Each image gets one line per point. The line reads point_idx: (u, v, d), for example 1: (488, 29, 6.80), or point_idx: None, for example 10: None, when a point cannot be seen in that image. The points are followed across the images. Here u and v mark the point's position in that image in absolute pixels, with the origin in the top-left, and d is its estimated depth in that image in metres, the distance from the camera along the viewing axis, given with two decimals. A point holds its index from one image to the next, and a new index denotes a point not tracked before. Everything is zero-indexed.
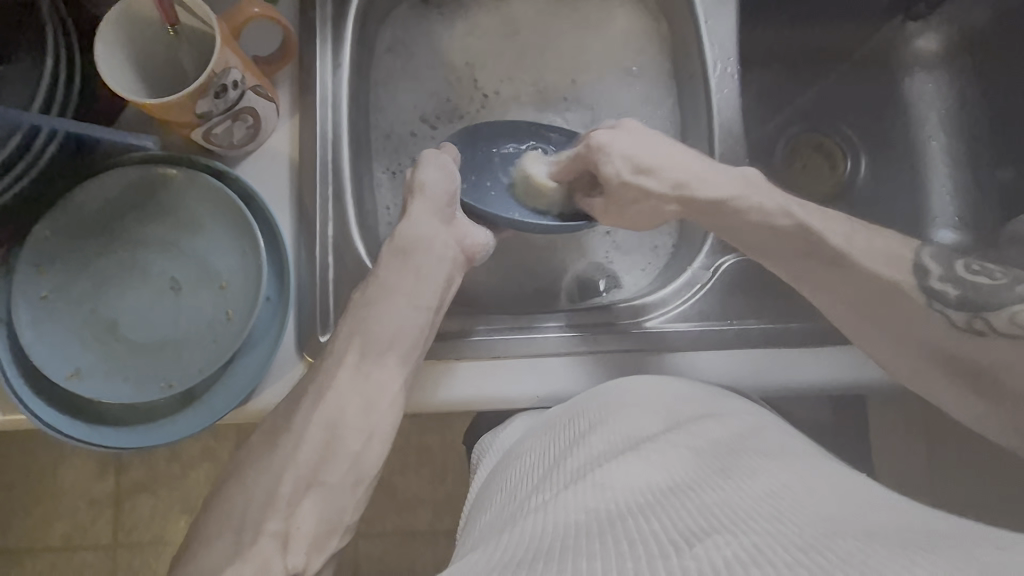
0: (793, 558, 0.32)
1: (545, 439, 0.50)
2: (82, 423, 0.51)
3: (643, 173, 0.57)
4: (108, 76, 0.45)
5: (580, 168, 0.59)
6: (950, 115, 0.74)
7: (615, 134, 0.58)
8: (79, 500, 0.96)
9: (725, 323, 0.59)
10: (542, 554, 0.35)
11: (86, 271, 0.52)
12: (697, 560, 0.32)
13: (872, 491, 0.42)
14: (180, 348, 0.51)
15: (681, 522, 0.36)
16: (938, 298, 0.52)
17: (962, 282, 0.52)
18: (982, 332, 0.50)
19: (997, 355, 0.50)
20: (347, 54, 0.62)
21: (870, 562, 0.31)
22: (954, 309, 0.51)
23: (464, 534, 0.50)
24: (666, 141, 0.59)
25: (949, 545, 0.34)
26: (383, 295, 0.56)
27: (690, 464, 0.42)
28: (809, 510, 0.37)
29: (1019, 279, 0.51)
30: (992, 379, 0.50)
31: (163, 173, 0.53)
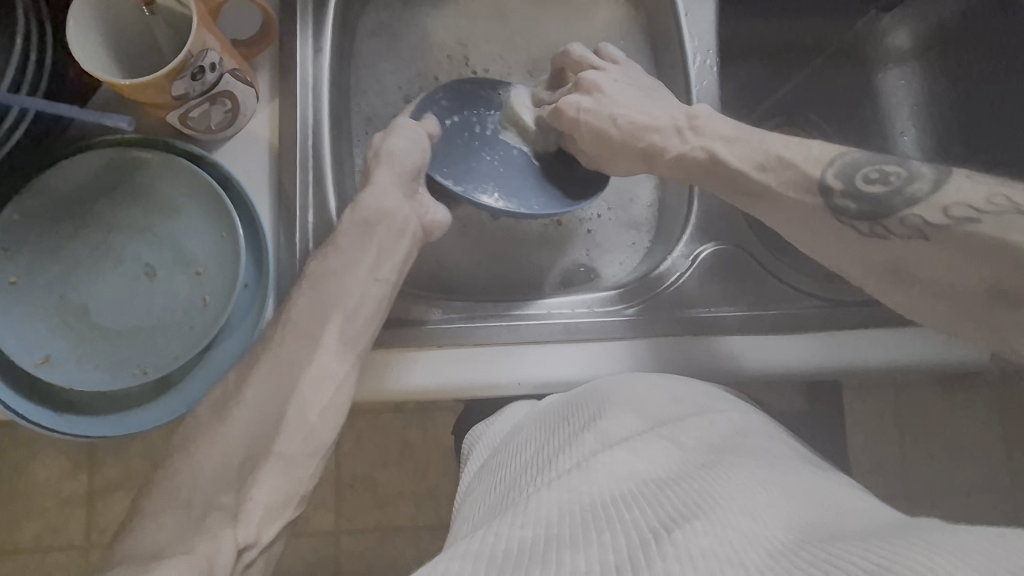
0: (766, 559, 0.33)
1: (533, 437, 0.50)
2: (52, 411, 0.50)
3: (621, 141, 0.61)
4: (80, 58, 0.44)
5: (562, 128, 0.64)
6: (921, 110, 0.75)
7: (580, 101, 0.63)
8: (48, 498, 0.93)
9: (703, 308, 0.59)
10: (526, 544, 0.36)
11: (57, 256, 0.50)
12: (676, 548, 0.33)
13: (844, 489, 0.43)
14: (156, 334, 0.51)
15: (663, 513, 0.37)
16: (840, 214, 0.50)
17: (860, 194, 0.50)
18: (886, 236, 0.49)
19: (913, 258, 0.48)
20: (327, 40, 0.61)
21: (838, 557, 0.32)
22: (855, 222, 0.50)
23: (454, 525, 0.51)
24: (627, 94, 0.63)
25: (923, 534, 0.34)
26: (339, 269, 0.55)
27: (675, 461, 0.42)
28: (787, 509, 0.38)
29: (912, 179, 0.49)
30: (908, 276, 0.49)
31: (138, 156, 0.52)
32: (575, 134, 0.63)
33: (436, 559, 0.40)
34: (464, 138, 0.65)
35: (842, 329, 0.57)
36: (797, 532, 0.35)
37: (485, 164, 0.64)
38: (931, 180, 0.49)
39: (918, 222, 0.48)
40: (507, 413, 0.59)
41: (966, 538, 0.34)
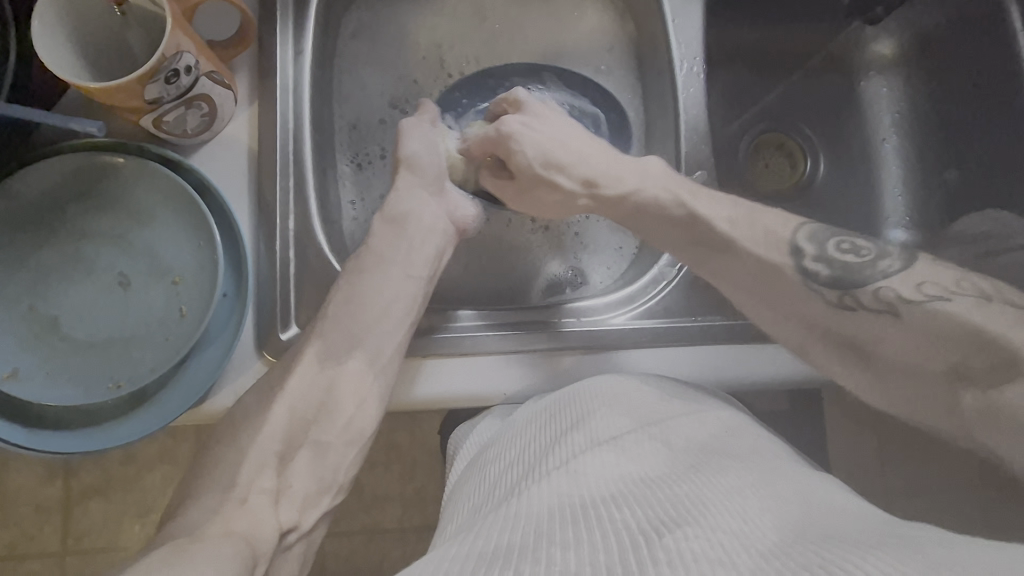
0: (755, 561, 0.32)
1: (520, 433, 0.49)
2: (20, 427, 0.48)
3: (555, 169, 0.60)
4: (49, 62, 0.42)
5: (493, 151, 0.62)
6: (904, 117, 0.76)
7: (522, 119, 0.61)
8: (22, 506, 0.91)
9: (691, 318, 0.59)
10: (516, 545, 0.35)
11: (25, 265, 0.48)
12: (667, 553, 0.33)
13: (831, 490, 0.43)
14: (130, 346, 0.49)
15: (653, 514, 0.36)
16: (811, 278, 0.52)
17: (833, 261, 0.52)
18: (852, 308, 0.50)
19: (869, 329, 0.49)
20: (309, 42, 0.60)
21: (831, 562, 0.32)
22: (825, 287, 0.51)
23: (439, 524, 0.50)
24: (569, 127, 0.62)
25: (910, 543, 0.34)
26: (372, 265, 0.58)
27: (665, 461, 0.42)
28: (775, 509, 0.38)
29: (882, 255, 0.51)
30: (869, 352, 0.49)
31: (111, 161, 0.50)
32: (516, 157, 0.60)
33: (426, 561, 0.39)
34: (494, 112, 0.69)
35: None
36: (788, 535, 0.35)
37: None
38: (898, 257, 0.51)
39: (891, 296, 0.48)
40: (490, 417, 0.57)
41: (961, 552, 0.33)
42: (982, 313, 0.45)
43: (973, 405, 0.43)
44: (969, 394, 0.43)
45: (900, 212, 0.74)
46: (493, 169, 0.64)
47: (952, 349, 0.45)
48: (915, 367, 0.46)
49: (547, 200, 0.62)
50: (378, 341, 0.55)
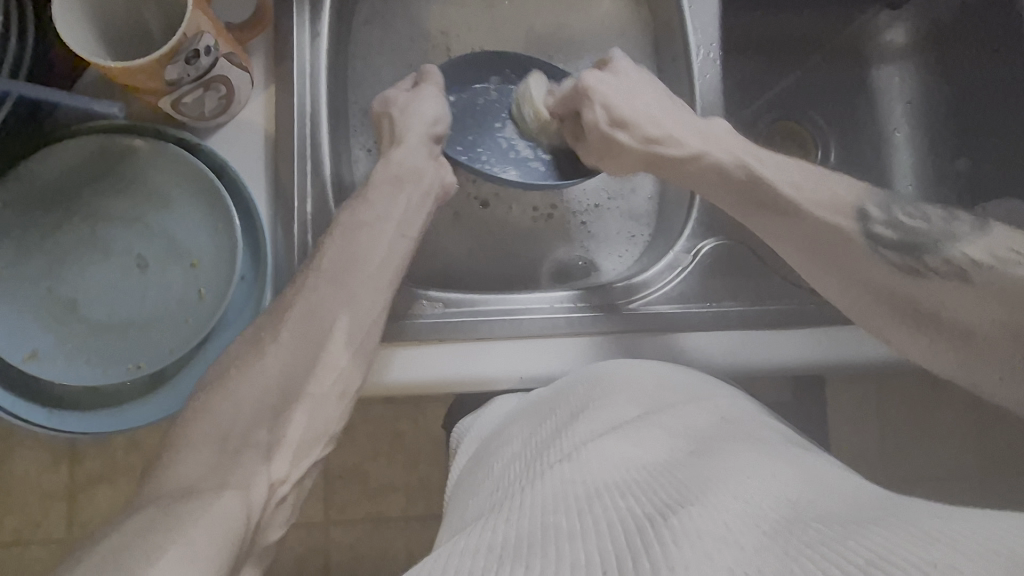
0: (759, 541, 0.32)
1: (526, 426, 0.49)
2: (40, 407, 0.48)
3: (620, 125, 0.59)
4: (70, 43, 0.42)
5: (572, 108, 0.62)
6: (916, 107, 0.76)
7: (603, 76, 0.61)
8: (30, 492, 0.91)
9: (704, 304, 0.59)
10: (526, 535, 0.35)
11: (43, 247, 0.48)
12: (672, 534, 0.32)
13: (830, 469, 0.42)
14: (149, 328, 0.49)
15: (658, 499, 0.36)
16: (878, 243, 0.51)
17: (899, 226, 0.51)
18: (924, 273, 0.49)
19: (933, 293, 0.48)
20: (325, 24, 0.59)
21: (830, 542, 0.31)
22: (894, 252, 0.50)
23: (449, 512, 0.51)
24: (649, 85, 0.61)
25: (910, 517, 0.34)
26: (370, 230, 0.56)
27: (666, 449, 0.42)
28: (778, 489, 0.37)
29: (951, 220, 0.52)
30: (934, 317, 0.48)
31: (129, 144, 0.50)
32: (586, 112, 0.60)
33: (434, 555, 0.39)
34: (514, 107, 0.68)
35: (843, 324, 0.57)
36: (789, 515, 0.34)
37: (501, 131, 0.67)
38: (970, 221, 0.52)
39: (961, 260, 0.48)
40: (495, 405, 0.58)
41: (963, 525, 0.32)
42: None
43: None
44: None
45: (912, 203, 0.74)
46: (569, 128, 0.63)
47: (1011, 312, 0.44)
48: (974, 332, 0.46)
49: (613, 160, 0.61)
50: (357, 306, 0.53)
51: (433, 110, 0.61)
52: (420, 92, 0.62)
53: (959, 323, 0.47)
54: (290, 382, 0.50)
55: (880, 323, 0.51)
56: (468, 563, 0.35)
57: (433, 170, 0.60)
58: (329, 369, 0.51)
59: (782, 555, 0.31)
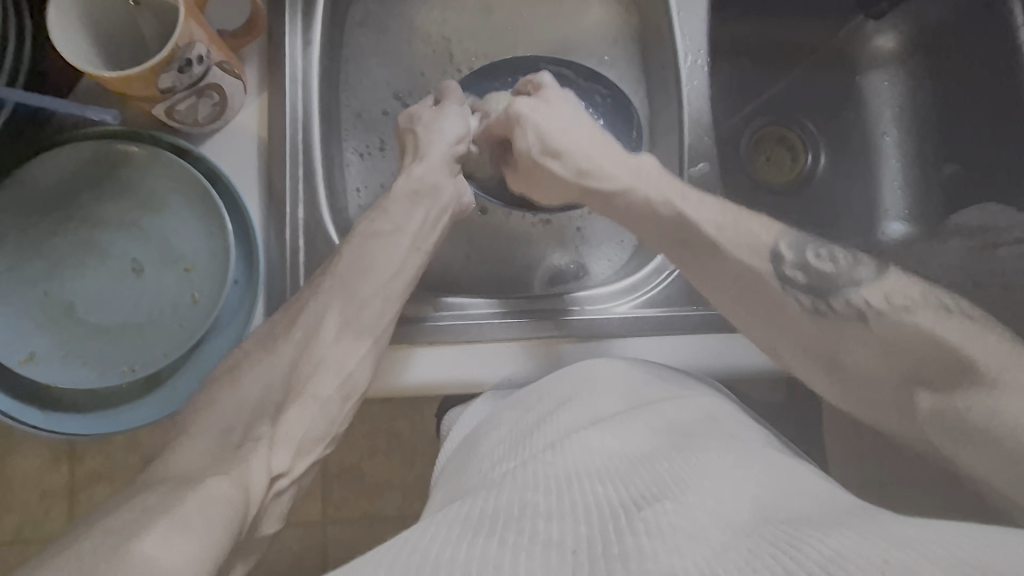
0: (729, 539, 0.32)
1: (514, 412, 0.51)
2: (37, 408, 0.49)
3: (552, 155, 0.59)
4: (66, 52, 0.43)
5: (502, 134, 0.62)
6: (904, 110, 0.77)
7: (533, 103, 0.60)
8: (30, 490, 0.92)
9: (692, 307, 0.60)
10: (502, 513, 0.37)
11: (40, 251, 0.49)
12: (645, 525, 0.34)
13: (804, 473, 0.43)
14: (145, 331, 0.50)
15: (635, 491, 0.37)
16: (788, 283, 0.51)
17: (810, 268, 0.51)
18: (825, 313, 0.50)
19: (838, 335, 0.48)
20: (318, 32, 0.60)
21: (797, 540, 0.32)
22: (801, 293, 0.50)
23: (432, 492, 0.52)
24: (575, 113, 0.61)
25: (877, 525, 0.34)
26: (367, 234, 0.57)
27: (648, 440, 0.43)
28: (753, 492, 0.38)
29: (856, 263, 0.51)
30: (837, 361, 0.48)
31: (124, 150, 0.51)
32: (519, 137, 0.60)
33: (417, 527, 0.40)
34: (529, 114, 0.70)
35: None
36: (760, 513, 0.35)
37: None
38: (876, 267, 0.50)
39: (861, 302, 0.48)
40: (477, 407, 0.57)
41: (929, 533, 0.33)
42: (952, 328, 0.43)
43: (929, 406, 0.42)
44: (925, 394, 0.43)
45: (898, 208, 0.75)
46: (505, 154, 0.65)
47: (907, 359, 0.45)
48: (875, 376, 0.46)
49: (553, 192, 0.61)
50: (345, 305, 0.54)
51: (454, 128, 0.62)
52: (442, 109, 0.63)
53: (861, 370, 0.47)
54: (279, 381, 0.51)
55: (793, 357, 0.51)
56: (444, 534, 0.36)
57: (451, 186, 0.61)
58: (318, 372, 0.52)
59: (750, 551, 0.31)
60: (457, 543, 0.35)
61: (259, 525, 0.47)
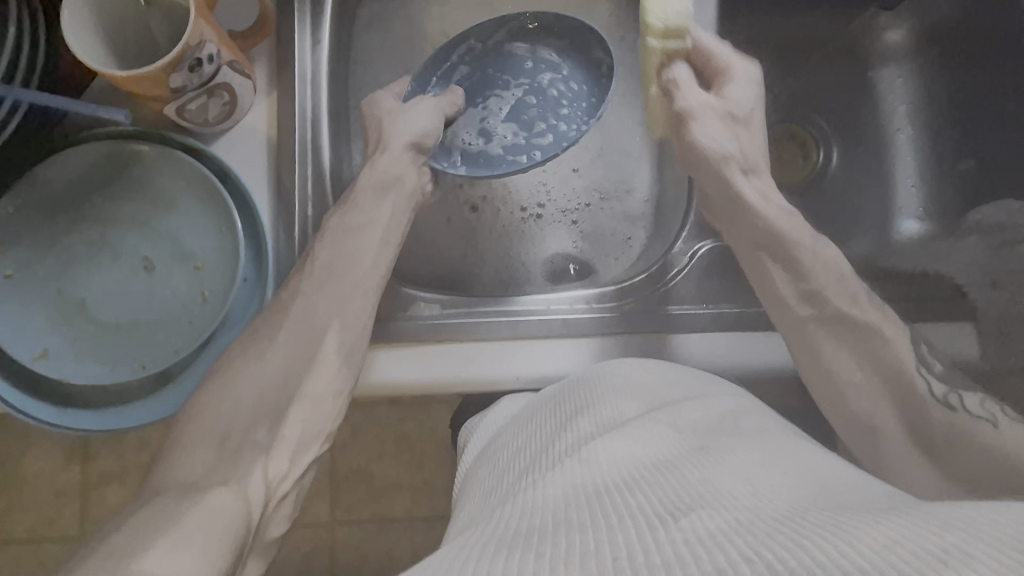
0: (772, 529, 0.31)
1: (532, 425, 0.49)
2: (50, 405, 0.49)
3: (697, 115, 0.58)
4: (79, 53, 0.44)
5: (673, 72, 0.59)
6: (916, 107, 0.75)
7: (734, 61, 0.60)
8: (45, 490, 0.93)
9: (702, 305, 0.60)
10: (534, 530, 0.35)
11: (54, 250, 0.50)
12: (683, 530, 0.32)
13: (837, 467, 0.41)
14: (155, 328, 0.50)
15: (667, 495, 0.35)
16: (927, 367, 0.51)
17: (946, 371, 0.51)
18: (954, 406, 0.49)
19: (955, 429, 0.47)
20: (326, 32, 0.61)
21: (840, 529, 0.31)
22: (937, 379, 0.50)
23: (454, 513, 0.50)
24: (739, 83, 0.59)
25: (910, 511, 0.33)
26: (358, 228, 0.56)
27: (672, 444, 0.41)
28: (788, 489, 0.36)
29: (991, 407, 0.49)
30: (937, 448, 0.47)
31: (136, 149, 0.51)
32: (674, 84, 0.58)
33: (442, 552, 0.38)
34: (514, 92, 0.64)
35: None
36: (799, 508, 0.34)
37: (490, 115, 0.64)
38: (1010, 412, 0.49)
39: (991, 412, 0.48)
40: (499, 408, 0.57)
41: (952, 517, 0.31)
42: None
43: None
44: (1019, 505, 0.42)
45: (916, 209, 0.74)
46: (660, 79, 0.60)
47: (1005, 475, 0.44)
48: (984, 467, 0.45)
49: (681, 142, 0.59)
50: (339, 301, 0.54)
51: (421, 121, 0.60)
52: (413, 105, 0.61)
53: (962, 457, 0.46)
54: (287, 378, 0.51)
55: (893, 448, 0.49)
56: (475, 557, 0.34)
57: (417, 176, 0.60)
58: (318, 374, 0.52)
59: (792, 541, 0.30)
60: (489, 566, 0.32)
61: (275, 522, 0.47)
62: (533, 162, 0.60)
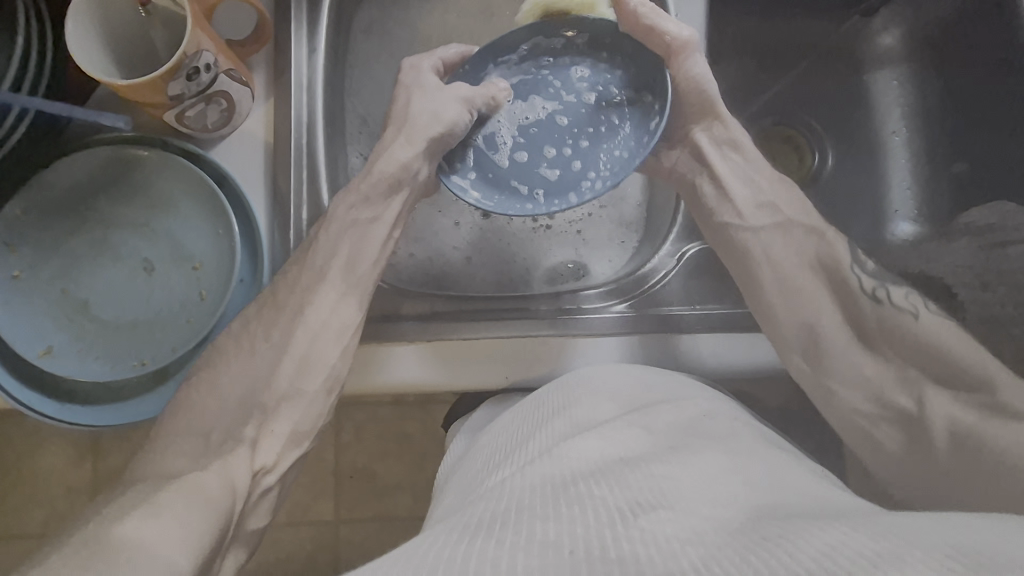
0: (723, 540, 0.33)
1: (511, 423, 0.51)
2: (53, 400, 0.51)
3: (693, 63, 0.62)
4: (83, 62, 0.46)
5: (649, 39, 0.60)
6: (912, 109, 0.75)
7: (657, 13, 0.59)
8: (56, 486, 0.96)
9: (690, 306, 0.61)
10: (499, 518, 0.37)
11: (58, 251, 0.52)
12: (641, 531, 0.33)
13: (803, 474, 0.43)
14: (154, 327, 0.52)
15: (630, 494, 0.37)
16: (860, 267, 0.56)
17: (880, 277, 0.56)
18: (883, 301, 0.54)
19: (886, 318, 0.53)
20: (322, 38, 0.62)
21: (790, 536, 0.32)
22: (866, 276, 0.56)
23: (434, 505, 0.52)
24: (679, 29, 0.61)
25: (868, 522, 0.34)
26: (357, 231, 0.58)
27: (641, 444, 0.43)
28: (747, 497, 0.37)
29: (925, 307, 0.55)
30: (869, 340, 0.54)
31: (137, 154, 0.53)
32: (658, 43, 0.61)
33: (415, 538, 0.40)
34: (554, 100, 0.59)
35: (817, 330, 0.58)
36: (754, 516, 0.35)
37: (518, 122, 0.60)
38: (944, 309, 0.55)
39: (914, 302, 0.54)
40: (486, 410, 0.59)
41: (904, 529, 0.33)
42: (970, 347, 0.50)
43: (941, 412, 0.48)
44: (938, 398, 0.49)
45: (910, 210, 0.74)
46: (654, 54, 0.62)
47: (929, 365, 0.51)
48: (918, 358, 0.51)
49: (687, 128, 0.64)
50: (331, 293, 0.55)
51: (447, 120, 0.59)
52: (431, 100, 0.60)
53: (895, 353, 0.52)
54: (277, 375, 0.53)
55: (839, 349, 0.54)
56: (442, 541, 0.36)
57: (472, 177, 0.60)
58: (308, 366, 0.54)
59: (744, 549, 0.31)
60: (454, 549, 0.34)
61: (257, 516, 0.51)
62: (534, 203, 0.58)
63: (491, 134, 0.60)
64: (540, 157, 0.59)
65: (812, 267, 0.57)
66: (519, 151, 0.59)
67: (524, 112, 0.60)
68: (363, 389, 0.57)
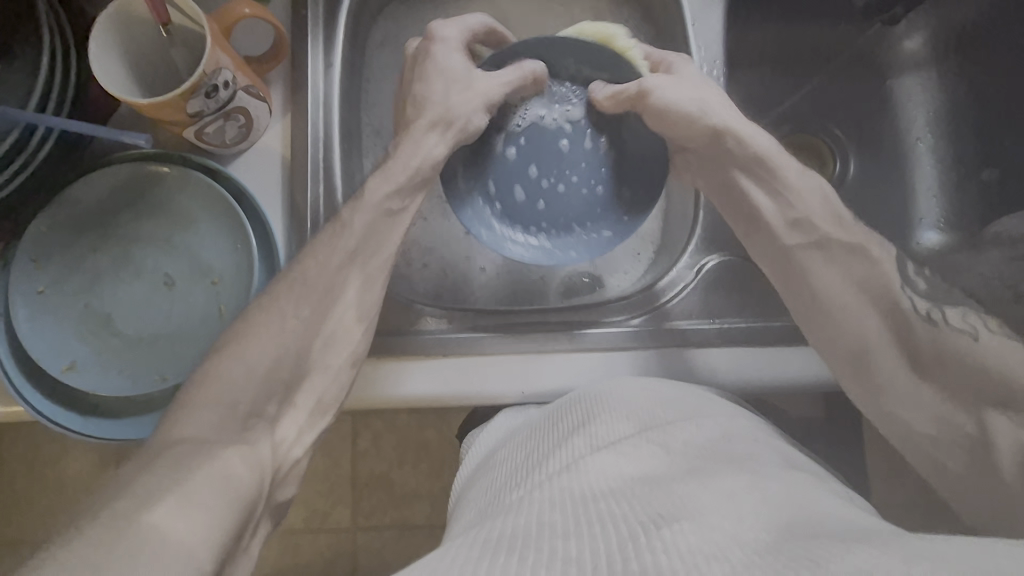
0: (749, 558, 0.32)
1: (529, 437, 0.50)
2: (76, 415, 0.52)
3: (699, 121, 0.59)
4: (106, 82, 0.46)
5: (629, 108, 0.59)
6: (937, 113, 0.74)
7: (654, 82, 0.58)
8: (79, 492, 0.98)
9: (709, 320, 0.60)
10: (520, 531, 0.36)
11: (83, 266, 0.53)
12: (664, 545, 0.33)
13: (827, 494, 0.42)
14: (175, 341, 0.53)
15: (651, 511, 0.36)
16: (910, 287, 0.54)
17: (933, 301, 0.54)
18: (937, 322, 0.52)
19: (942, 344, 0.51)
20: (338, 53, 0.62)
21: (817, 554, 0.32)
22: (919, 297, 0.54)
23: (451, 519, 0.52)
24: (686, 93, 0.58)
25: (898, 541, 0.34)
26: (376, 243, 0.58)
27: (662, 463, 0.42)
28: (769, 515, 0.37)
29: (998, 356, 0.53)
30: (923, 365, 0.51)
31: (158, 170, 0.54)
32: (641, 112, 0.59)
33: (431, 555, 0.39)
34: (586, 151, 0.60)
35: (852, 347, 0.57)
36: (778, 533, 0.35)
37: (546, 144, 0.60)
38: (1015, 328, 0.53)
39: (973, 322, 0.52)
40: (496, 424, 0.59)
41: (939, 548, 0.32)
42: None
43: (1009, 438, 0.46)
44: (1000, 419, 0.47)
45: (937, 215, 0.73)
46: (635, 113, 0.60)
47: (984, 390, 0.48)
48: (981, 376, 0.49)
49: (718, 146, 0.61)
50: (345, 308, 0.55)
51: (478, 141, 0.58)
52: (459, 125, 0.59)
53: (956, 381, 0.50)
54: None
55: (895, 377, 0.52)
56: (463, 553, 0.36)
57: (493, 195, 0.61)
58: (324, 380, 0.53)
59: (771, 566, 0.31)
60: (475, 564, 0.34)
61: None
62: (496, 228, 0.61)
63: (526, 129, 0.60)
64: (532, 179, 0.61)
65: (868, 301, 0.54)
66: (529, 165, 0.60)
67: (560, 135, 0.60)
68: (380, 404, 0.57)
